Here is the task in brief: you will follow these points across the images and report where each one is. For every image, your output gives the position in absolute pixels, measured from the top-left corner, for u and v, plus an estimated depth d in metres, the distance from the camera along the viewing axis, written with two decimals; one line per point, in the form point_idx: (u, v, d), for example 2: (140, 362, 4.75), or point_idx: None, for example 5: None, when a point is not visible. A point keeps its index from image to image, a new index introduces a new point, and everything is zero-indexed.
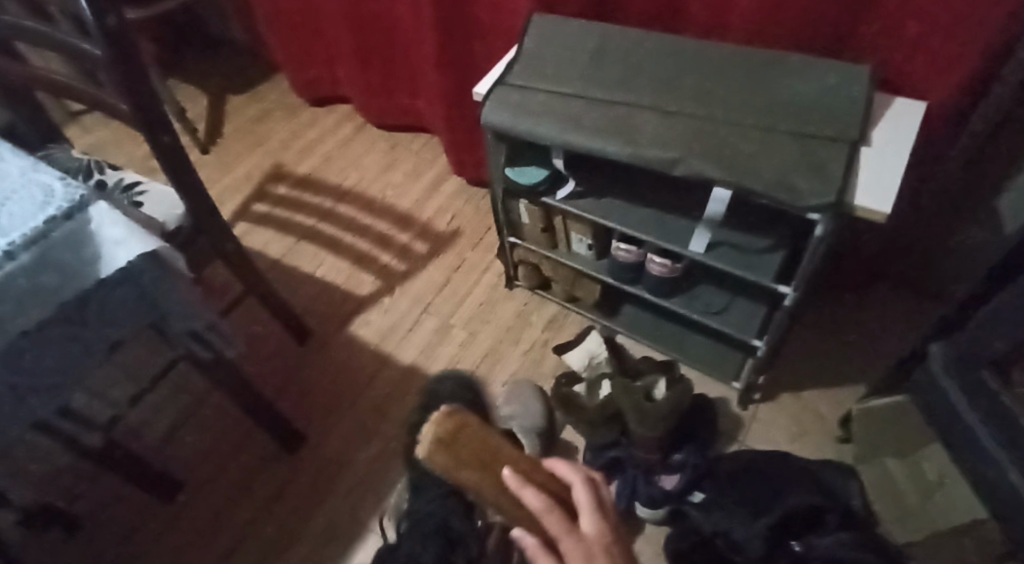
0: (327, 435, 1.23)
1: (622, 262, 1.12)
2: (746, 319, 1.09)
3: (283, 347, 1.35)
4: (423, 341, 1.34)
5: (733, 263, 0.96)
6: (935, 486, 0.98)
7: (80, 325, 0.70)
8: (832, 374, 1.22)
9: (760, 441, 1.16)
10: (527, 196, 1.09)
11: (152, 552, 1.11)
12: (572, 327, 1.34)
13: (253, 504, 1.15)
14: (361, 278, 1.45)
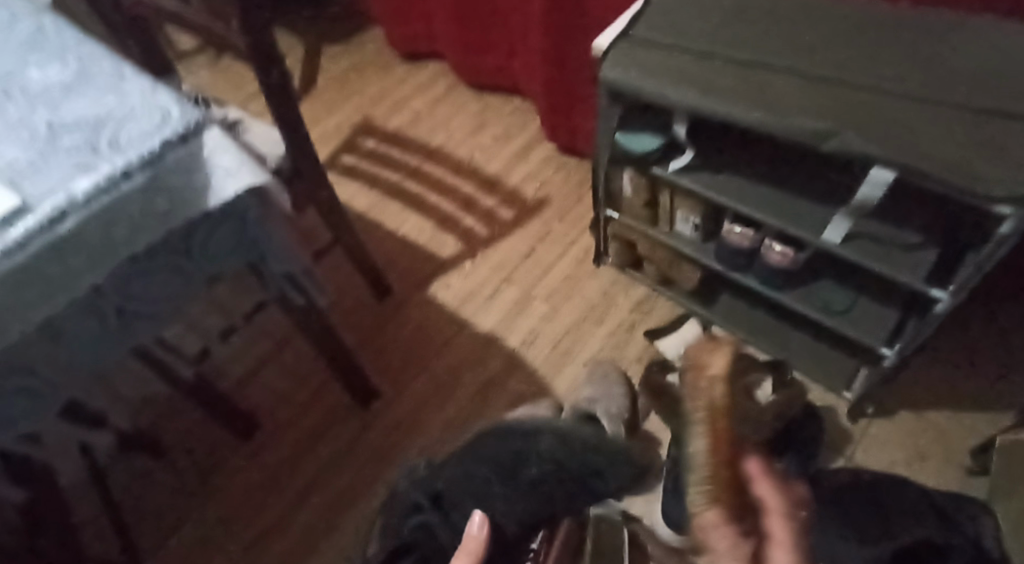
0: (399, 396, 1.19)
1: (734, 247, 1.02)
2: (871, 322, 0.97)
3: (359, 301, 1.32)
4: (503, 309, 1.28)
5: (874, 258, 0.84)
6: None
7: (184, 255, 0.68)
8: (956, 395, 1.09)
9: (870, 460, 1.05)
10: (636, 165, 0.99)
11: (224, 489, 1.11)
12: (662, 311, 1.24)
13: (325, 455, 1.13)
14: (444, 240, 1.40)
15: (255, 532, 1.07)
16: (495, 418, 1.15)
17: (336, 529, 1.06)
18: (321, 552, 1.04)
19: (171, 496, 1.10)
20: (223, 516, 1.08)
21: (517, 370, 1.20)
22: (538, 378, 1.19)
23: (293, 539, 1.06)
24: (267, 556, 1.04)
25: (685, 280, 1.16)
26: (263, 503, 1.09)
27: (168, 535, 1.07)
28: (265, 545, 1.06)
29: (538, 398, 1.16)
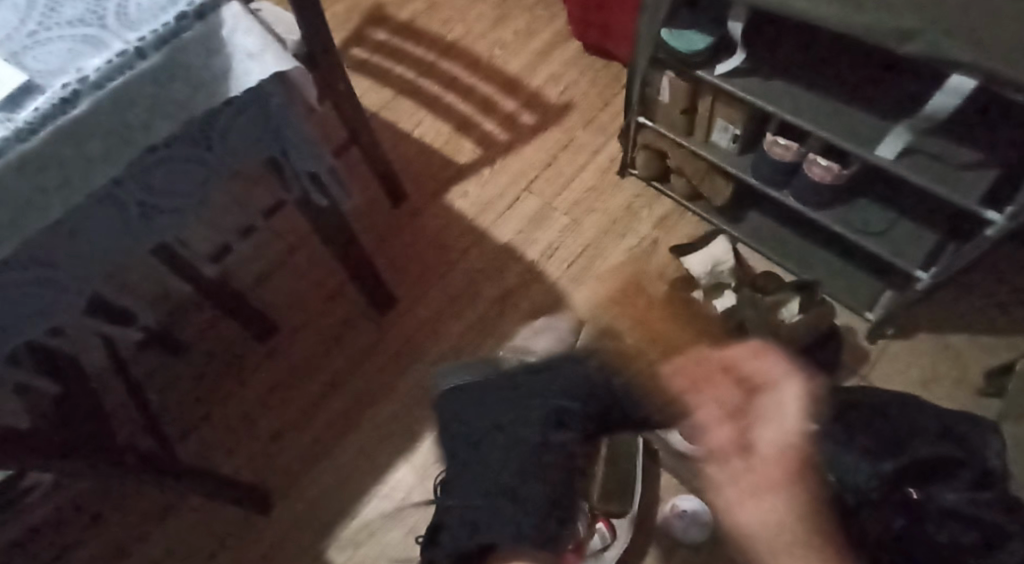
0: (416, 303, 1.18)
1: (774, 160, 0.97)
2: (910, 244, 0.94)
3: (374, 207, 1.27)
4: (522, 220, 1.25)
5: (928, 176, 0.80)
6: None
7: (204, 148, 0.64)
8: (979, 320, 1.07)
9: (884, 380, 1.04)
10: (679, 68, 0.93)
11: (242, 387, 1.11)
12: (688, 227, 1.20)
13: (342, 358, 1.13)
14: (462, 144, 1.34)
15: (274, 430, 1.08)
16: (513, 328, 1.14)
17: (352, 430, 1.07)
18: (337, 452, 1.06)
19: (191, 393, 1.11)
20: (240, 414, 1.09)
21: (535, 282, 1.18)
22: (557, 290, 1.17)
23: (310, 438, 1.07)
24: (285, 454, 1.06)
25: (716, 194, 1.12)
26: (280, 403, 1.10)
27: (189, 430, 1.08)
28: (282, 443, 1.07)
29: (558, 310, 1.15)
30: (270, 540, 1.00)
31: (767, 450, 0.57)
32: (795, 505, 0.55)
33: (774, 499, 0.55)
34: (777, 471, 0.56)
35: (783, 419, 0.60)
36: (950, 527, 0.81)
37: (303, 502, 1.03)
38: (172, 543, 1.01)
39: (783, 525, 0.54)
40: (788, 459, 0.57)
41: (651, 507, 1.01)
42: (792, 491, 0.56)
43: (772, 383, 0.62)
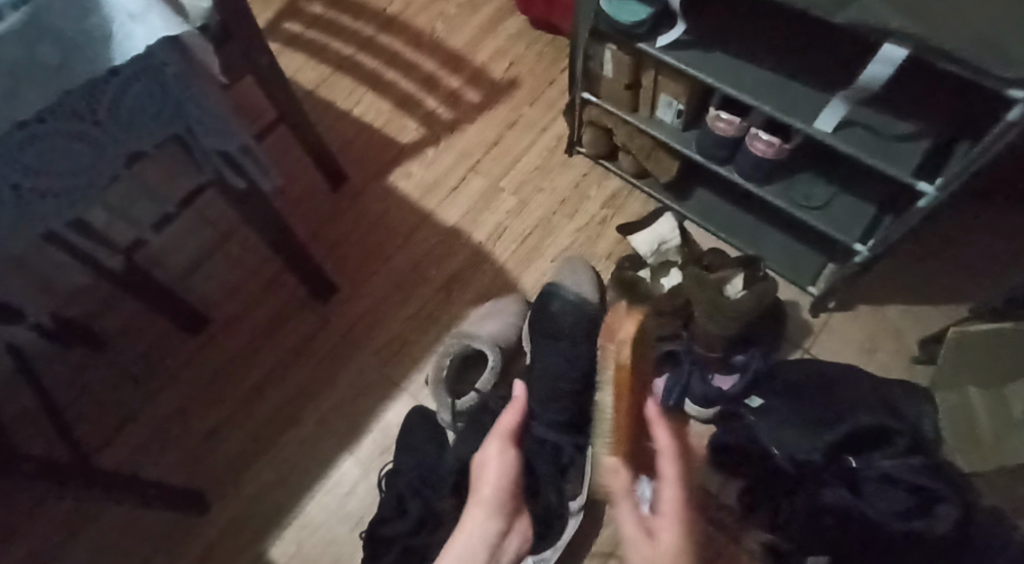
0: (358, 290, 1.13)
1: (718, 136, 0.96)
2: (850, 219, 0.94)
3: (312, 190, 1.21)
4: (468, 202, 1.21)
5: (864, 149, 0.79)
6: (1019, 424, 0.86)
7: (91, 124, 0.58)
8: (917, 290, 1.08)
9: (827, 353, 1.05)
10: (620, 39, 0.90)
11: (173, 383, 1.05)
12: (636, 205, 1.18)
13: (280, 349, 1.08)
14: (404, 124, 1.29)
15: (209, 427, 1.03)
16: (459, 314, 1.10)
17: (293, 424, 1.03)
18: (276, 448, 1.01)
19: (114, 391, 1.04)
20: (170, 412, 1.03)
21: (481, 265, 1.15)
22: (504, 273, 1.14)
23: (247, 434, 1.02)
24: (220, 451, 1.01)
25: (662, 172, 1.10)
26: (214, 399, 1.04)
27: (115, 430, 1.02)
28: (217, 440, 1.02)
29: (505, 294, 1.12)
30: (206, 542, 0.96)
31: (676, 486, 0.60)
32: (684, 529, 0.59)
33: (676, 540, 0.58)
34: (671, 515, 0.59)
35: (667, 478, 0.61)
36: (885, 494, 0.84)
37: (241, 501, 0.98)
38: (95, 551, 0.95)
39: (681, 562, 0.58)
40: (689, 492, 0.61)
41: None
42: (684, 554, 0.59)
43: (669, 446, 0.62)
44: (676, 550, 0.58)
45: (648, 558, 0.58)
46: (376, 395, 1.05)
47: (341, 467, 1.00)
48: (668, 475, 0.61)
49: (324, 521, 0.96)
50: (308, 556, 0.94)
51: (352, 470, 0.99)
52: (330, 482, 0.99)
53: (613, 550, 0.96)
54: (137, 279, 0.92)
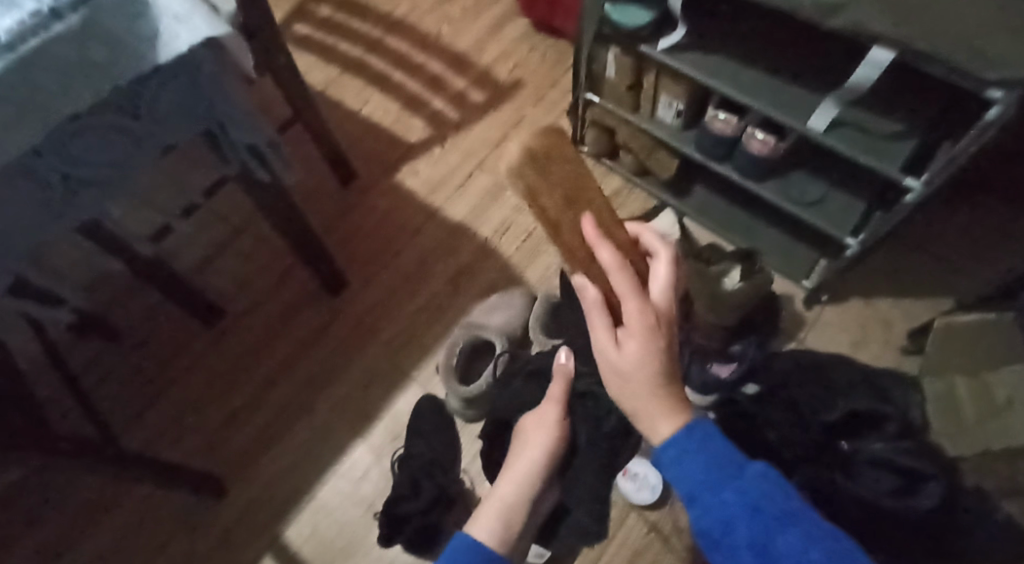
0: (368, 283, 1.17)
1: (715, 135, 1.00)
2: (841, 214, 0.99)
3: (323, 187, 1.25)
4: (474, 199, 1.25)
5: (855, 147, 0.84)
6: (1002, 409, 0.94)
7: (133, 118, 0.62)
8: (906, 283, 1.13)
9: (820, 344, 1.10)
10: (623, 42, 0.95)
11: (189, 373, 1.08)
12: (636, 202, 1.22)
13: (293, 340, 1.12)
14: (411, 123, 1.33)
15: (225, 416, 1.06)
16: (467, 306, 1.14)
17: (306, 413, 1.06)
18: (290, 436, 1.05)
19: (132, 380, 1.07)
20: (187, 401, 1.07)
21: (487, 259, 1.19)
22: (509, 267, 1.18)
23: (262, 422, 1.06)
24: (235, 439, 1.04)
25: (662, 169, 1.15)
26: (229, 388, 1.08)
27: (133, 418, 1.05)
28: (233, 428, 1.05)
29: (510, 287, 1.16)
30: (224, 525, 0.99)
31: (658, 288, 0.67)
32: (656, 361, 0.65)
33: (639, 352, 0.64)
34: (635, 333, 0.64)
35: (656, 275, 0.68)
36: (878, 476, 0.88)
37: (257, 485, 1.01)
38: (117, 534, 0.98)
39: (644, 376, 0.65)
40: (659, 319, 0.65)
41: (605, 475, 1.03)
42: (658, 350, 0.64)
43: (660, 249, 0.71)
44: (637, 361, 0.64)
45: (615, 360, 0.65)
46: (388, 384, 1.08)
47: (353, 453, 1.03)
48: (600, 330, 0.67)
49: (337, 505, 1.00)
50: (322, 539, 0.98)
51: (365, 456, 1.03)
52: (343, 468, 1.02)
53: (616, 532, 1.00)
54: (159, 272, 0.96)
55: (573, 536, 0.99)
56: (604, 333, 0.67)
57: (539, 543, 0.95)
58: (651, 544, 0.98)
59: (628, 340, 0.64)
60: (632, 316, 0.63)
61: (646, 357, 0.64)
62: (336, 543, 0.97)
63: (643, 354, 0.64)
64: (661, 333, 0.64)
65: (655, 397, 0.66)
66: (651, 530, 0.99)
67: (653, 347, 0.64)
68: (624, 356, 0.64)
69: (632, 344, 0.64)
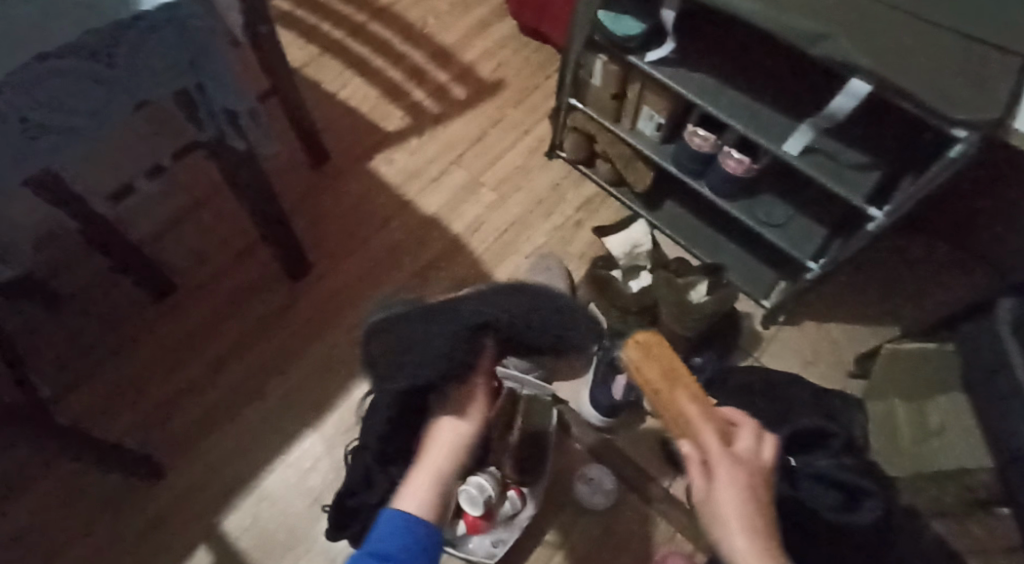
0: (333, 268, 1.14)
1: (693, 150, 1.03)
2: (804, 237, 1.02)
3: (294, 168, 1.22)
4: (448, 193, 1.24)
5: (823, 171, 0.88)
6: (934, 434, 0.98)
7: (106, 67, 0.58)
8: (855, 310, 1.19)
9: (773, 361, 1.14)
10: (612, 50, 0.96)
11: (134, 348, 1.03)
12: (608, 212, 1.24)
13: (251, 321, 1.08)
14: (389, 111, 1.31)
15: (170, 394, 1.01)
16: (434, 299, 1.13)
17: (256, 397, 1.03)
18: (238, 421, 1.01)
19: (75, 350, 1.02)
20: (129, 376, 1.02)
21: (459, 256, 1.18)
22: (480, 264, 1.17)
23: (208, 403, 1.02)
24: (180, 421, 1.00)
25: (637, 180, 1.15)
26: (177, 366, 1.03)
27: (71, 389, 1.00)
28: (178, 408, 1.01)
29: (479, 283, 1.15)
30: (160, 510, 0.94)
31: (748, 447, 0.61)
32: (754, 505, 0.56)
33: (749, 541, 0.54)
34: (743, 470, 0.58)
35: (743, 443, 0.61)
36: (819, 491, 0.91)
37: (199, 469, 0.97)
38: (42, 511, 0.92)
39: (749, 522, 0.54)
40: (749, 468, 0.58)
41: (560, 479, 1.04)
42: (748, 491, 0.56)
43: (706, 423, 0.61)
44: (732, 503, 0.55)
45: (704, 498, 0.57)
46: (344, 376, 1.05)
47: (301, 442, 1.00)
48: (724, 468, 0.57)
49: (282, 495, 0.96)
50: (264, 530, 0.94)
51: (312, 446, 1.00)
52: (289, 456, 0.99)
53: (569, 533, 1.00)
54: (115, 240, 0.91)
55: (525, 538, 0.99)
56: (698, 482, 0.58)
57: (491, 543, 0.95)
58: (601, 548, 0.99)
59: (718, 481, 0.57)
60: (712, 453, 0.58)
61: (748, 495, 0.56)
62: (279, 532, 0.94)
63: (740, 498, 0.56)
64: (756, 498, 0.56)
65: (761, 561, 0.53)
66: (601, 535, 1.00)
67: (748, 493, 0.56)
68: (710, 513, 0.56)
69: (722, 486, 0.56)
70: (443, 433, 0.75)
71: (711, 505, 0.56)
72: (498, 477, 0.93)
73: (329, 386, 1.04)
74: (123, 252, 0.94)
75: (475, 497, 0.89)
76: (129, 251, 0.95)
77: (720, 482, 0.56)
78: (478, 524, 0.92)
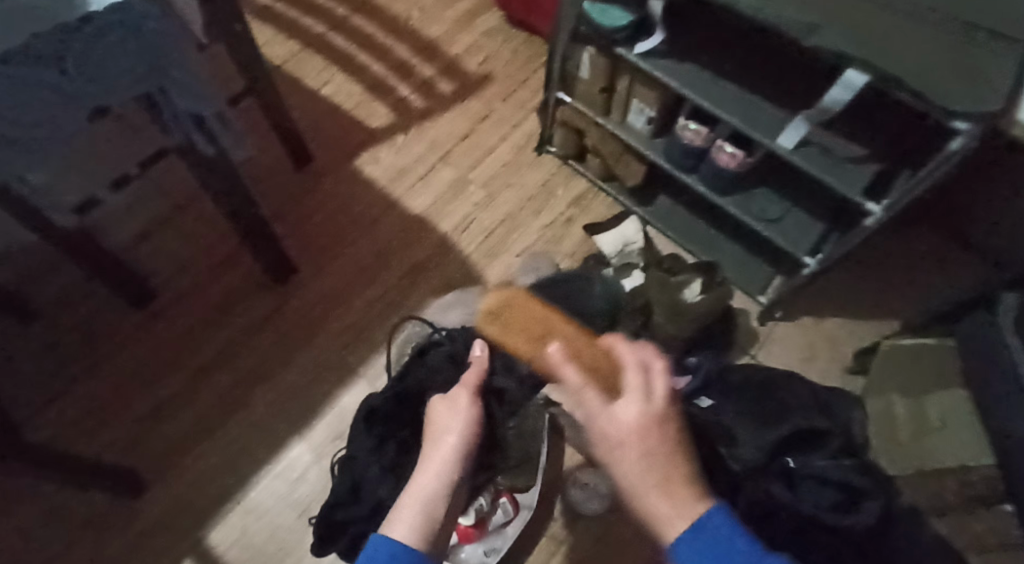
0: (318, 272, 1.12)
1: (685, 144, 1.00)
2: (800, 232, 1.00)
3: (276, 170, 1.19)
4: (436, 192, 1.21)
5: (817, 165, 0.85)
6: (934, 429, 0.96)
7: (56, 73, 0.55)
8: (852, 303, 1.16)
9: (770, 359, 1.11)
10: (599, 42, 0.92)
11: (115, 359, 1.01)
12: (600, 208, 1.21)
13: (234, 329, 1.05)
14: (374, 108, 1.27)
15: (152, 405, 0.99)
16: (422, 301, 1.10)
17: (241, 407, 1.00)
18: (223, 431, 0.98)
19: (54, 362, 1.00)
20: (110, 388, 0.99)
21: (447, 257, 1.15)
22: (469, 264, 1.15)
23: (192, 414, 0.99)
24: (162, 433, 0.98)
25: (629, 176, 1.14)
26: (159, 377, 1.01)
27: (51, 402, 0.98)
28: (160, 420, 0.98)
29: (468, 285, 1.12)
30: (144, 525, 0.92)
31: (647, 392, 0.57)
32: (657, 451, 0.52)
33: (641, 458, 0.52)
34: (647, 417, 0.54)
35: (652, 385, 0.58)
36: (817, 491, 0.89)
37: (183, 483, 0.95)
38: (23, 529, 0.90)
39: (644, 459, 0.52)
40: (654, 410, 0.55)
41: (553, 485, 1.01)
42: (657, 442, 0.53)
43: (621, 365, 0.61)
44: (634, 444, 0.53)
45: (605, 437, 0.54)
46: (329, 383, 1.03)
47: (286, 452, 0.98)
48: (624, 405, 0.55)
49: (268, 507, 0.94)
50: (250, 544, 0.92)
51: (299, 457, 0.97)
52: (275, 467, 0.96)
53: (562, 540, 0.98)
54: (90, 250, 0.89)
55: (519, 545, 0.97)
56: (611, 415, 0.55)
57: (483, 552, 0.93)
58: (596, 554, 0.97)
59: (615, 423, 0.54)
60: (624, 398, 0.56)
61: (647, 434, 0.53)
62: (265, 545, 0.92)
63: (636, 438, 0.53)
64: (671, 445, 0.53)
65: (653, 476, 0.51)
66: (597, 541, 0.98)
67: (654, 440, 0.53)
68: (611, 452, 0.54)
69: (616, 421, 0.54)
70: (437, 449, 0.67)
71: (610, 439, 0.54)
72: (489, 484, 0.91)
73: (316, 394, 1.02)
74: (99, 263, 0.92)
75: (465, 506, 0.91)
76: (105, 261, 0.93)
77: (615, 419, 0.54)
78: (470, 531, 0.92)
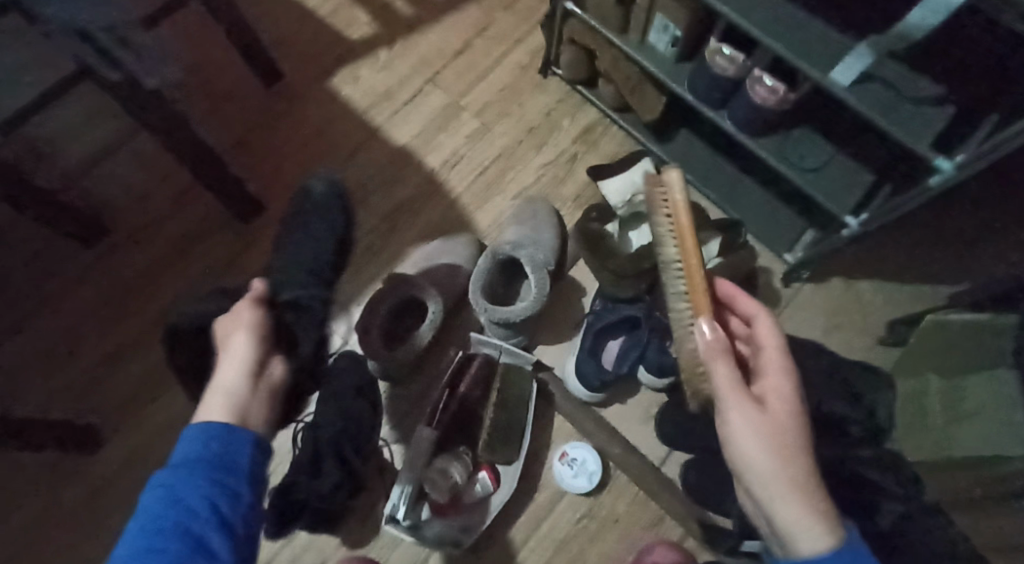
0: (286, 211, 0.99)
1: (715, 74, 0.82)
2: (844, 184, 0.83)
3: (241, 90, 1.04)
4: (423, 119, 1.05)
5: (876, 107, 0.67)
6: (967, 418, 0.79)
7: None
8: (895, 267, 1.01)
9: (793, 327, 0.98)
10: None
11: (65, 302, 0.93)
12: (610, 145, 1.05)
13: (193, 272, 0.95)
14: (355, 16, 1.10)
15: (104, 354, 0.91)
16: (401, 249, 0.98)
17: None
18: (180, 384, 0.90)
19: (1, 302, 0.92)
20: (60, 333, 0.92)
21: (433, 197, 1.01)
22: (458, 206, 1.01)
23: (147, 365, 0.91)
24: (115, 384, 0.90)
25: (644, 109, 0.94)
26: (111, 323, 0.92)
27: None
28: (113, 370, 0.91)
29: (454, 230, 0.99)
30: (96, 482, 0.86)
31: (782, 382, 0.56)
32: (799, 453, 0.52)
33: (778, 455, 0.51)
34: (780, 416, 0.53)
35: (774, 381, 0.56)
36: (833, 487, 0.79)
37: (138, 439, 0.88)
38: None
39: (795, 471, 0.51)
40: (792, 404, 0.54)
41: (539, 456, 0.93)
42: (795, 438, 0.52)
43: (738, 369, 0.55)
44: (769, 452, 0.51)
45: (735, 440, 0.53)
46: None
47: None
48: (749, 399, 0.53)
49: None
50: None
51: None
52: None
53: (546, 516, 0.90)
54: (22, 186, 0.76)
55: (499, 520, 0.90)
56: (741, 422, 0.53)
57: (460, 526, 0.84)
58: (581, 532, 0.89)
59: (757, 423, 0.53)
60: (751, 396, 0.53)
61: (793, 435, 0.52)
62: None
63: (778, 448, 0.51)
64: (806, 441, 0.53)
65: (797, 488, 0.50)
66: (583, 520, 0.90)
67: (796, 444, 0.52)
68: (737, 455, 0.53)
69: (750, 420, 0.52)
70: (227, 355, 0.64)
71: (744, 444, 0.52)
72: (467, 458, 0.86)
73: None
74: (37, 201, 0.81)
75: (439, 484, 0.82)
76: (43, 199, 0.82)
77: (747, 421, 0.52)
78: (444, 507, 0.84)
